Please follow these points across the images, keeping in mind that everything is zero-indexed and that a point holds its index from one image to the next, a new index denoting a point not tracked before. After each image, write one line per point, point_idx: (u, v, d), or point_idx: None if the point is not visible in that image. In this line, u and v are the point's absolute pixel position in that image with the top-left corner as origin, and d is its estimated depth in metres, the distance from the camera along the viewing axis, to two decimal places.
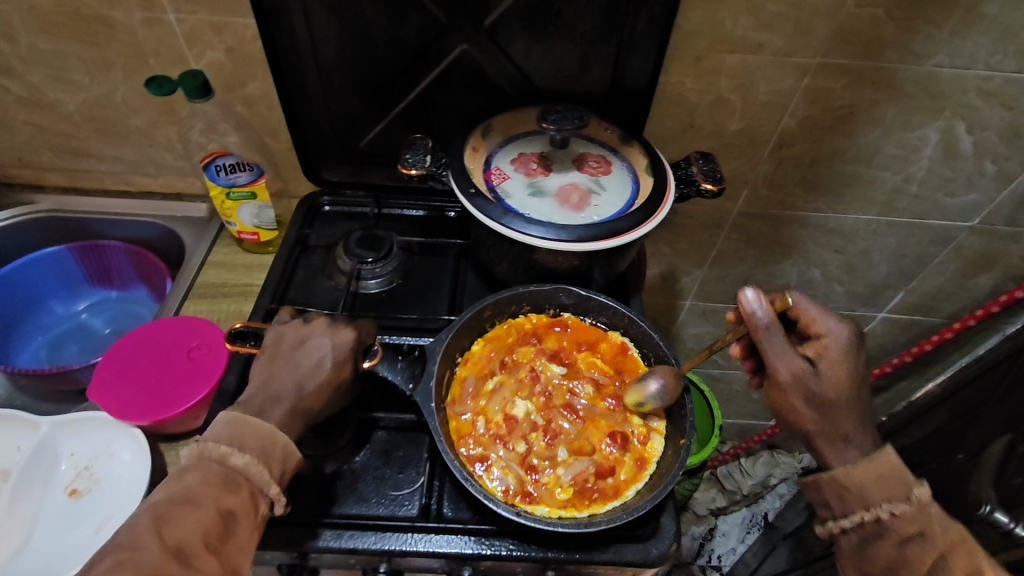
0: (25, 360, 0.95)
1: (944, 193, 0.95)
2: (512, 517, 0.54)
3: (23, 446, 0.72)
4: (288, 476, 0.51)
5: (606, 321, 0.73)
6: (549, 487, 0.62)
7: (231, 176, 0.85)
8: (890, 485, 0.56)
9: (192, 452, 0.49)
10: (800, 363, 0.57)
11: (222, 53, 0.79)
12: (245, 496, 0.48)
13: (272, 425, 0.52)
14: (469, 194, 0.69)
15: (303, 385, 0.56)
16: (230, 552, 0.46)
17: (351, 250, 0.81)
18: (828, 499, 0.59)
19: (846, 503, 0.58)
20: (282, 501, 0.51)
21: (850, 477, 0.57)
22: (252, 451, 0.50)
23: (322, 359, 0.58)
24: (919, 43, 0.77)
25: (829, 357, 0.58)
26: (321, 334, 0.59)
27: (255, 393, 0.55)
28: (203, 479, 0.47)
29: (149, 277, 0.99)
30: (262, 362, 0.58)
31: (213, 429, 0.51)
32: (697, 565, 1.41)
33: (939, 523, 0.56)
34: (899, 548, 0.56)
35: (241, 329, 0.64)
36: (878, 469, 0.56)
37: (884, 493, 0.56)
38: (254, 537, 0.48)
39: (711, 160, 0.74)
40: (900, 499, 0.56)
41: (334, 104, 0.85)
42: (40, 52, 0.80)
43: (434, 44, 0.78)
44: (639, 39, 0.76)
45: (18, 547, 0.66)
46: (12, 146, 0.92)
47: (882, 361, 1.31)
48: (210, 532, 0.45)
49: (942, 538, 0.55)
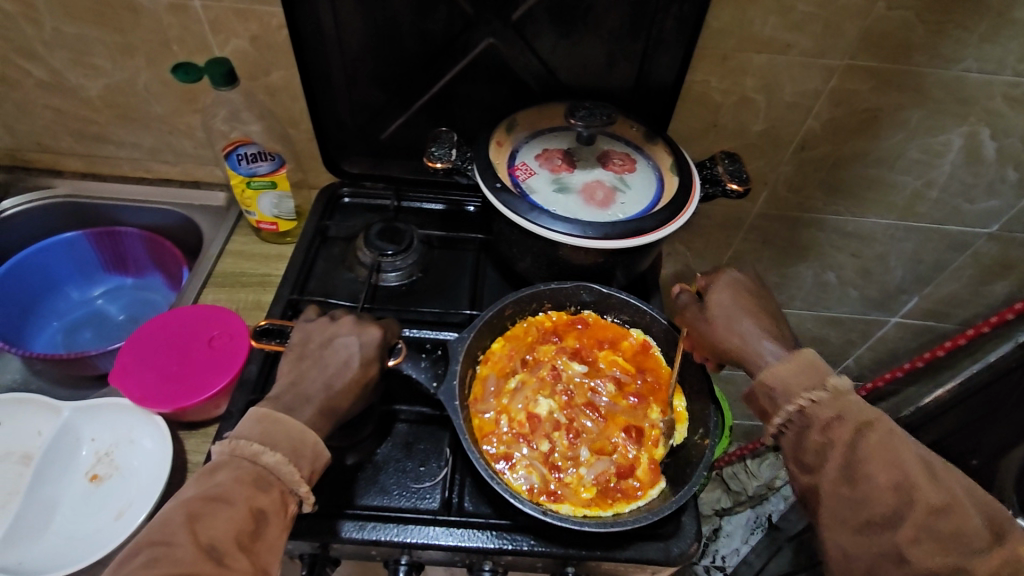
0: (41, 345, 0.95)
1: (964, 200, 0.95)
2: (538, 516, 0.54)
3: (43, 431, 0.72)
4: (317, 475, 0.51)
5: (626, 318, 0.73)
6: (572, 487, 0.62)
7: (253, 165, 0.84)
8: (807, 374, 0.54)
9: (223, 450, 0.49)
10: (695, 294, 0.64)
11: (246, 42, 0.79)
12: (275, 495, 0.48)
13: (302, 425, 0.52)
14: (495, 188, 0.68)
15: (332, 384, 0.56)
16: (260, 551, 0.46)
17: (372, 242, 0.80)
18: (765, 407, 0.56)
19: (773, 403, 0.55)
20: (310, 499, 0.51)
21: (774, 377, 0.55)
22: (283, 450, 0.50)
23: (350, 358, 0.58)
24: (948, 47, 0.76)
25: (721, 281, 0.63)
26: (348, 333, 0.60)
27: (285, 392, 0.55)
28: (235, 478, 0.47)
29: (166, 265, 0.99)
30: (289, 360, 0.58)
31: (244, 427, 0.51)
32: (701, 565, 1.42)
33: (861, 405, 0.53)
34: (824, 434, 0.52)
35: (266, 327, 0.64)
36: (792, 362, 0.55)
37: (805, 383, 0.54)
38: (282, 536, 0.48)
39: (737, 160, 0.73)
40: (817, 386, 0.53)
41: (357, 95, 0.84)
42: (65, 36, 0.79)
43: (460, 37, 0.78)
44: (667, 37, 0.76)
45: (38, 531, 0.67)
46: (32, 130, 0.92)
47: (892, 366, 1.31)
48: (243, 531, 0.45)
49: (859, 414, 0.52)
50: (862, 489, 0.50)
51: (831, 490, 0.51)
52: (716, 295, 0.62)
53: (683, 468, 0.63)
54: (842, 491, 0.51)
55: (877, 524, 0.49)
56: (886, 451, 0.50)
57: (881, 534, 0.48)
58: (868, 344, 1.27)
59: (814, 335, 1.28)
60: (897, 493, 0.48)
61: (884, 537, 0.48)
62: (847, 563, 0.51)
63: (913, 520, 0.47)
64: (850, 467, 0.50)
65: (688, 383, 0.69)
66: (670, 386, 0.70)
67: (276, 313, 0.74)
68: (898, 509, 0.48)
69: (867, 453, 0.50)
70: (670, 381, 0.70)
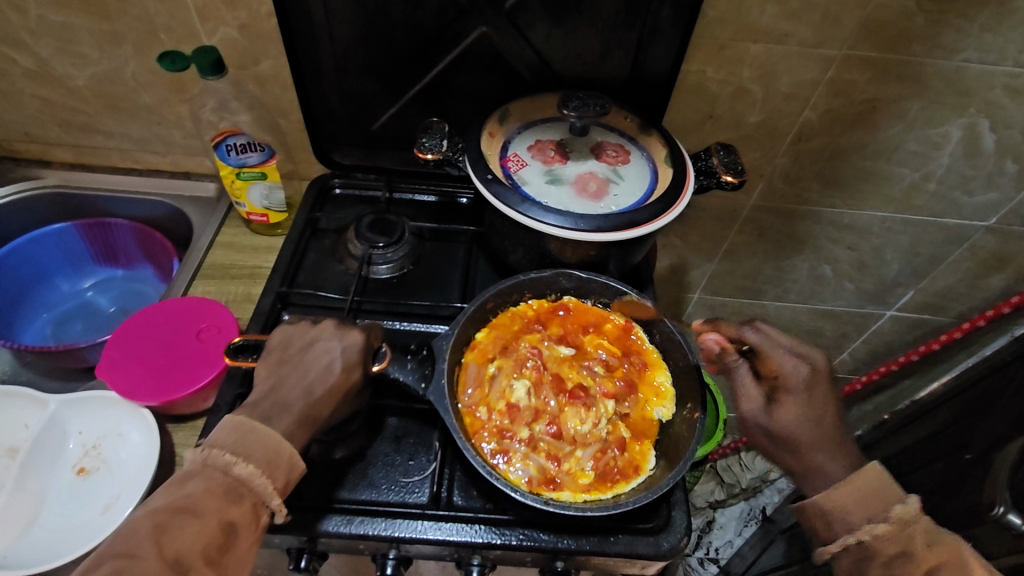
0: (31, 337, 0.94)
1: (962, 192, 0.94)
2: (540, 507, 0.54)
3: (29, 424, 0.72)
4: (292, 486, 0.50)
5: (608, 301, 0.73)
6: (569, 473, 0.62)
7: (242, 156, 0.83)
8: (869, 502, 0.52)
9: (196, 458, 0.48)
10: (758, 401, 0.59)
11: (235, 30, 0.77)
12: (247, 507, 0.47)
13: (278, 434, 0.51)
14: (486, 179, 0.67)
15: (312, 390, 0.55)
16: (228, 564, 0.45)
17: (362, 234, 0.79)
18: (814, 527, 0.54)
19: (829, 532, 0.53)
20: (283, 511, 0.50)
21: (832, 499, 0.53)
22: (257, 461, 0.49)
23: (331, 364, 0.57)
24: (948, 37, 0.75)
25: (785, 391, 0.58)
26: (329, 338, 0.59)
27: (263, 399, 0.54)
28: (205, 489, 0.46)
29: (156, 256, 0.98)
30: (270, 364, 0.57)
31: (217, 435, 0.50)
32: (695, 557, 1.43)
33: (927, 536, 0.50)
34: (887, 568, 0.50)
35: (242, 343, 0.62)
36: (855, 486, 0.52)
37: (866, 513, 0.52)
38: (252, 549, 0.47)
39: (733, 151, 0.72)
40: (879, 518, 0.51)
41: (348, 85, 0.83)
42: (49, 24, 0.78)
43: (452, 26, 0.76)
44: (662, 26, 0.74)
45: (25, 525, 0.66)
46: (19, 119, 0.91)
47: (887, 359, 1.30)
48: (211, 545, 0.44)
49: (928, 556, 0.49)
50: None
51: None
52: (779, 408, 0.58)
53: (670, 448, 0.64)
54: None
55: None
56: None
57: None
58: (864, 337, 1.27)
59: (809, 328, 1.27)
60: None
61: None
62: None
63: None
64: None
65: (674, 358, 0.69)
66: (656, 365, 0.71)
67: (265, 306, 0.74)
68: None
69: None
70: (656, 360, 0.71)
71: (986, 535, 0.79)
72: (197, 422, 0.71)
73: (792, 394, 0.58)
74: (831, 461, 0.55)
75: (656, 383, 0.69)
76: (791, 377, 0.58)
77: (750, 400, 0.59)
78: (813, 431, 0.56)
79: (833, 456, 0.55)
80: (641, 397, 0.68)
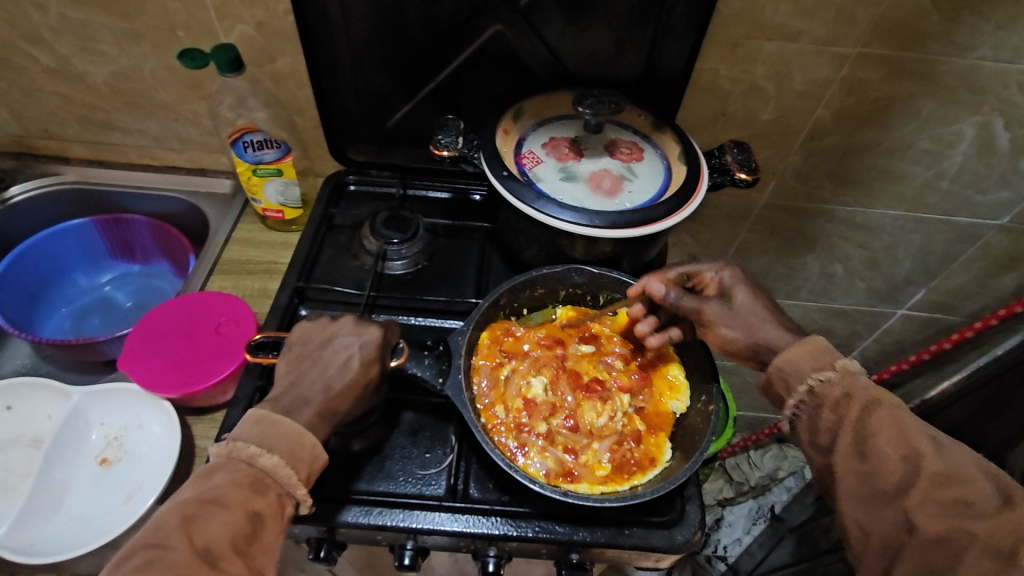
0: (50, 331, 0.96)
1: (975, 190, 0.94)
2: (559, 498, 0.55)
3: (53, 414, 0.73)
4: (315, 478, 0.51)
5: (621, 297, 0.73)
6: (586, 465, 0.62)
7: (259, 152, 0.85)
8: (815, 356, 0.56)
9: (221, 451, 0.49)
10: (715, 300, 0.63)
11: (252, 28, 0.78)
12: (272, 497, 0.48)
13: (300, 426, 0.51)
14: (501, 176, 0.68)
15: (331, 385, 0.56)
16: (256, 554, 0.46)
17: (378, 230, 0.80)
18: (778, 393, 0.58)
19: (790, 390, 0.56)
20: (308, 501, 0.51)
21: (785, 360, 0.57)
22: (280, 453, 0.49)
23: (350, 359, 0.58)
24: (963, 35, 0.75)
25: (728, 285, 0.64)
26: (348, 333, 0.60)
27: (285, 393, 0.55)
28: (231, 480, 0.47)
29: (172, 252, 0.99)
30: (289, 360, 0.58)
31: (241, 429, 0.51)
32: (703, 555, 1.42)
33: (869, 384, 0.53)
34: (835, 411, 0.53)
35: (262, 339, 0.62)
36: (801, 345, 0.57)
37: (813, 363, 0.56)
38: (279, 539, 0.48)
39: (747, 149, 0.72)
40: (828, 367, 0.55)
41: (363, 82, 0.84)
42: (71, 22, 0.79)
43: (467, 24, 0.77)
44: (676, 24, 0.75)
45: (49, 514, 0.67)
46: (39, 116, 0.92)
47: (898, 358, 1.30)
48: (238, 535, 0.45)
49: (867, 392, 0.52)
50: (873, 463, 0.50)
51: (843, 464, 0.51)
52: (732, 304, 0.63)
53: (684, 442, 0.64)
54: (855, 465, 0.51)
55: (888, 495, 0.49)
56: (895, 425, 0.50)
57: (893, 505, 0.48)
58: (874, 336, 1.27)
59: (820, 327, 1.27)
60: (905, 464, 0.49)
61: (897, 508, 0.48)
62: (864, 538, 0.50)
63: (924, 488, 0.47)
64: (860, 443, 0.51)
65: (686, 352, 0.70)
66: (668, 359, 0.71)
67: (283, 300, 0.75)
68: (908, 477, 0.48)
69: (875, 426, 0.50)
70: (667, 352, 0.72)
71: None
72: (216, 414, 0.72)
73: (734, 287, 0.64)
74: (782, 333, 0.60)
75: (669, 377, 0.70)
76: (726, 275, 0.65)
77: (709, 302, 0.63)
78: (765, 309, 0.62)
79: (781, 325, 0.60)
80: (655, 390, 0.69)
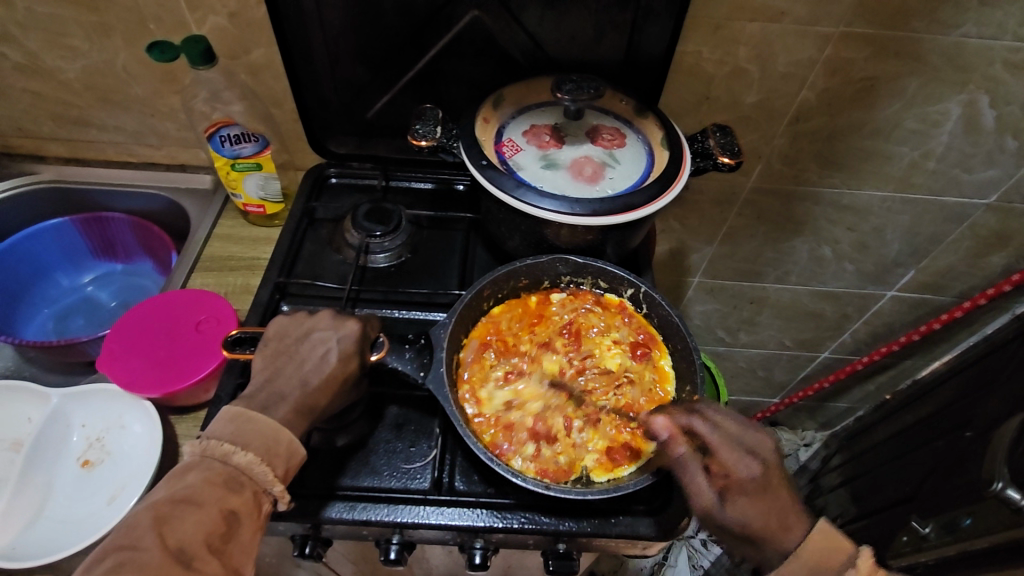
0: (33, 332, 0.94)
1: (963, 169, 0.93)
2: (541, 491, 0.54)
3: (33, 418, 0.72)
4: (293, 473, 0.51)
5: (605, 285, 0.72)
6: (581, 465, 0.62)
7: (236, 147, 0.83)
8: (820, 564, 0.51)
9: (196, 450, 0.49)
10: (710, 495, 0.53)
11: (225, 19, 0.76)
12: (248, 496, 0.48)
13: (275, 422, 0.51)
14: (480, 165, 0.67)
15: (308, 380, 0.55)
16: (232, 553, 0.45)
17: (359, 223, 0.79)
18: None
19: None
20: (286, 498, 0.50)
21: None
22: (256, 450, 0.49)
23: (327, 354, 0.57)
24: (947, 12, 0.74)
25: (740, 491, 0.53)
26: (326, 328, 0.59)
27: (261, 389, 0.54)
28: (205, 479, 0.46)
29: (155, 249, 0.97)
30: (266, 357, 0.57)
31: (216, 426, 0.50)
32: (697, 539, 1.43)
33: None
34: None
35: (239, 336, 0.61)
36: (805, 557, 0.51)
37: None
38: (256, 536, 0.48)
39: (729, 133, 0.72)
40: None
41: (341, 73, 0.82)
42: (37, 16, 0.77)
43: (444, 10, 0.75)
44: (656, 6, 0.73)
45: (33, 517, 0.67)
46: (11, 114, 0.90)
47: (889, 339, 1.30)
48: (213, 534, 0.44)
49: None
50: None
51: None
52: (733, 509, 0.52)
53: None
54: None
55: None
56: None
57: None
58: (864, 318, 1.26)
59: (810, 310, 1.27)
60: None
61: None
62: None
63: None
64: None
65: (671, 340, 0.69)
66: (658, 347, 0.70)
67: (264, 297, 0.74)
68: None
69: None
70: (656, 340, 0.71)
71: (983, 512, 0.78)
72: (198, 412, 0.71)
73: (748, 495, 0.52)
74: (789, 533, 0.52)
75: (657, 367, 0.69)
76: (748, 477, 0.53)
77: (702, 496, 0.53)
78: (769, 530, 0.52)
79: (788, 533, 0.52)
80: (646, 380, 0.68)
